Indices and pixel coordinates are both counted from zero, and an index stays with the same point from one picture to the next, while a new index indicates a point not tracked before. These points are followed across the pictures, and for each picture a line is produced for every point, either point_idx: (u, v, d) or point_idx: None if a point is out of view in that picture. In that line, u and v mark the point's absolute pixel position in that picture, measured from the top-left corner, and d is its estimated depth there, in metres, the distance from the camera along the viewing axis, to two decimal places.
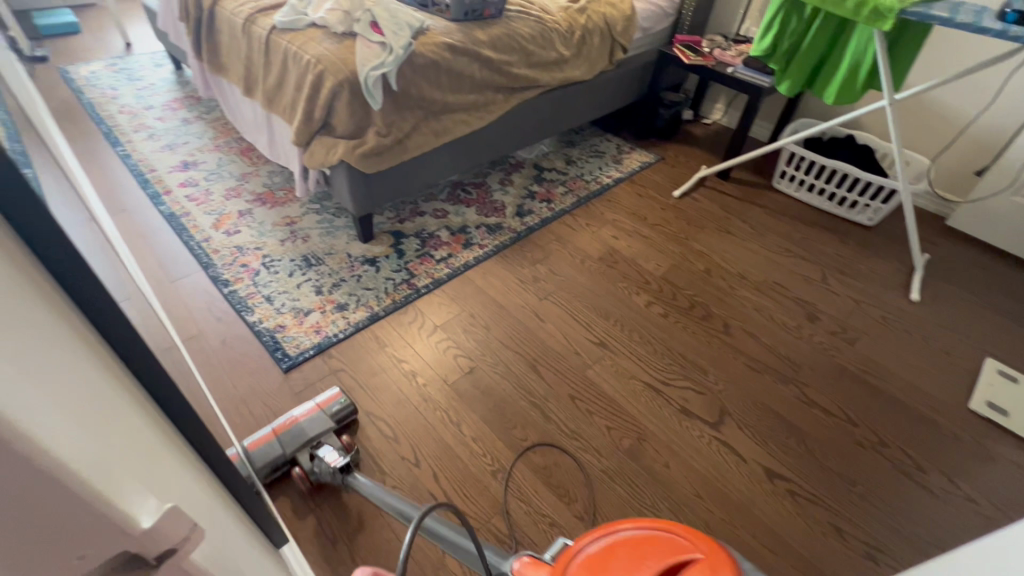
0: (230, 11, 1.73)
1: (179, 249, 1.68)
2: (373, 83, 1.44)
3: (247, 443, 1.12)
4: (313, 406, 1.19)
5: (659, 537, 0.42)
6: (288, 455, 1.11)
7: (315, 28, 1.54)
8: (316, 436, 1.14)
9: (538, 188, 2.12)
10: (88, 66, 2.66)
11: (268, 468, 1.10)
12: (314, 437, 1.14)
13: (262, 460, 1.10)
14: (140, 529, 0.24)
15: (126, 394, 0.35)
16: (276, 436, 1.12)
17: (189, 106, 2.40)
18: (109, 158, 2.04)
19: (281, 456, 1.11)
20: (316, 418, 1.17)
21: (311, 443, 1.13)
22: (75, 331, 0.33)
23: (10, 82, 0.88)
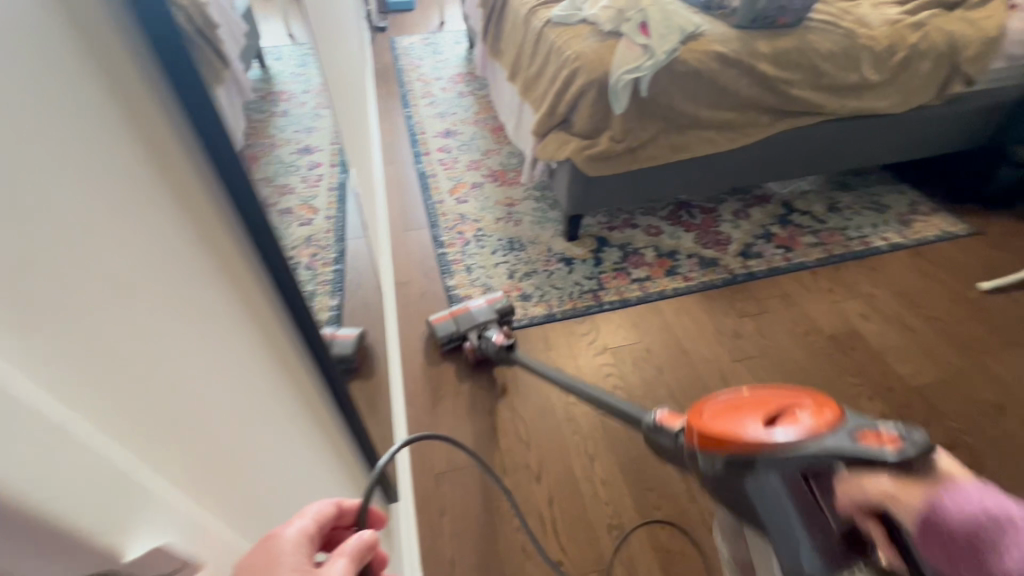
0: (519, 3, 1.87)
1: (419, 205, 1.95)
2: (622, 86, 1.39)
3: (433, 318, 1.43)
4: (483, 300, 1.43)
5: (771, 399, 0.55)
6: (461, 332, 1.37)
7: (585, 25, 1.55)
8: (484, 321, 1.38)
9: (778, 230, 1.79)
10: (410, 38, 3.25)
11: (446, 340, 1.40)
12: (482, 322, 1.38)
13: (443, 331, 1.39)
14: (126, 562, 0.22)
15: (192, 364, 0.35)
16: (454, 317, 1.40)
17: (467, 82, 2.73)
18: (398, 117, 2.48)
19: (455, 332, 1.38)
20: (483, 308, 1.41)
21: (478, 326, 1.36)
22: (178, 306, 0.34)
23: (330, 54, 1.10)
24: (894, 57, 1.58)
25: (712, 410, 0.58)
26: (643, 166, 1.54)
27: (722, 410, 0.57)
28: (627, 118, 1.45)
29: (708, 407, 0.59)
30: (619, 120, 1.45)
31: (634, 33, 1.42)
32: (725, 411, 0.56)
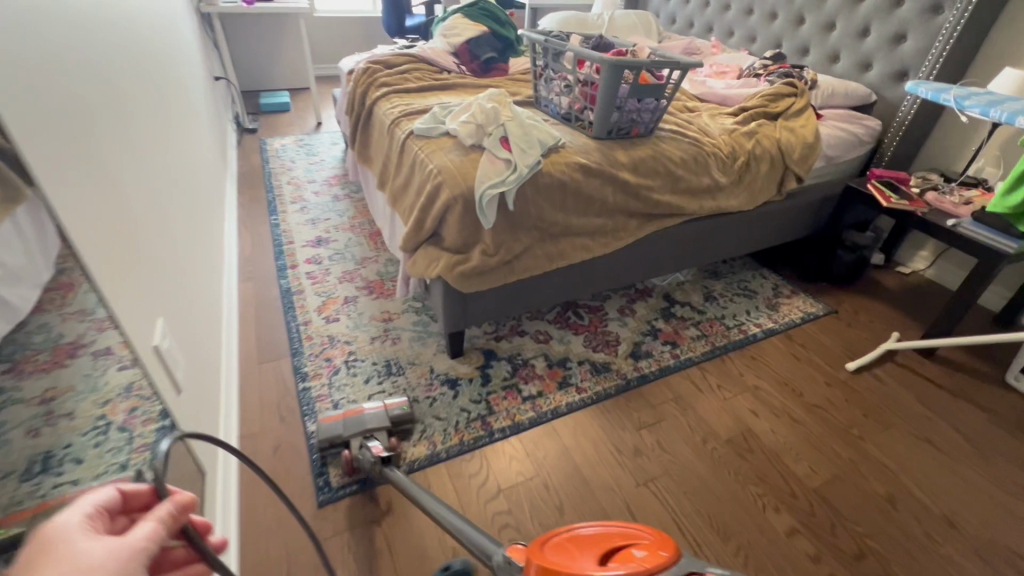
0: (383, 113, 1.81)
1: (279, 329, 1.70)
2: (488, 201, 1.32)
3: (324, 418, 1.29)
4: (381, 404, 1.31)
5: (613, 535, 0.48)
6: (344, 437, 1.23)
7: (447, 138, 1.50)
8: (372, 428, 1.25)
9: (663, 325, 1.79)
10: (282, 139, 3.11)
11: (326, 443, 1.24)
12: (371, 429, 1.24)
13: (324, 433, 1.24)
14: None
15: None
16: (342, 420, 1.26)
17: (343, 184, 2.60)
18: (263, 225, 2.25)
19: (339, 436, 1.23)
20: (378, 413, 1.29)
21: (365, 433, 1.23)
22: None
23: (116, 190, 0.89)
24: (737, 162, 1.72)
25: (554, 546, 0.49)
26: (520, 278, 1.46)
27: (566, 546, 0.49)
28: (497, 232, 1.38)
29: (553, 538, 0.50)
30: (489, 234, 1.37)
31: (496, 147, 1.38)
32: (565, 548, 0.48)
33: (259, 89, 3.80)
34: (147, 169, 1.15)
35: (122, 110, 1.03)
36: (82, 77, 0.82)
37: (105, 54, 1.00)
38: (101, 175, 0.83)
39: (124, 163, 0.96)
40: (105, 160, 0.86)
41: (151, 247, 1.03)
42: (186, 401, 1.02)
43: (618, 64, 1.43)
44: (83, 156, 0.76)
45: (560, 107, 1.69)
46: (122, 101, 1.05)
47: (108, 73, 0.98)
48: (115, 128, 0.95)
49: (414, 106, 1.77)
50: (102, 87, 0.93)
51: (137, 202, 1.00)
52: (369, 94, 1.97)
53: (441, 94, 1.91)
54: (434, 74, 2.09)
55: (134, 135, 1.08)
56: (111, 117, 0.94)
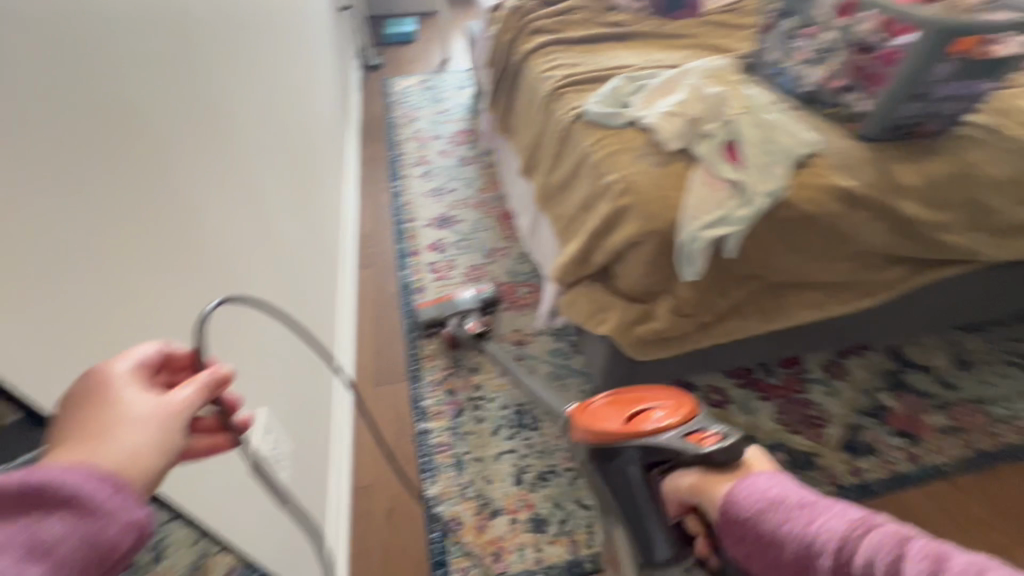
0: (538, 76, 1.38)
1: (397, 339, 1.46)
2: (700, 248, 0.89)
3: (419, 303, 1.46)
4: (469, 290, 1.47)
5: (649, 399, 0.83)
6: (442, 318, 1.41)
7: (635, 130, 1.05)
8: (466, 310, 1.42)
9: (891, 402, 1.29)
10: (406, 79, 2.78)
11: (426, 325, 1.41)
12: (464, 310, 1.42)
13: (424, 316, 1.42)
14: None
15: None
16: (437, 303, 1.43)
17: (471, 144, 2.24)
18: (383, 194, 2.00)
19: (437, 317, 1.41)
20: (469, 297, 1.44)
21: (460, 314, 1.40)
22: None
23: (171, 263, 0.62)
24: None
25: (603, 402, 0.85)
26: (717, 343, 1.04)
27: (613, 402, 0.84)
28: (699, 285, 0.96)
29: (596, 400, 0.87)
30: (687, 287, 0.95)
31: (716, 157, 0.92)
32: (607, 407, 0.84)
33: (385, 15, 3.45)
34: (240, 179, 0.87)
35: (191, 109, 0.73)
36: (88, 92, 0.51)
37: (162, 28, 0.69)
38: (131, 248, 0.54)
39: (187, 198, 0.68)
40: (141, 219, 0.57)
41: (235, 304, 0.77)
42: (289, 504, 0.80)
43: (954, 26, 0.85)
44: (79, 243, 0.47)
45: (801, 81, 1.13)
46: (195, 91, 0.76)
47: (163, 58, 0.68)
48: (173, 148, 0.66)
49: (581, 68, 1.32)
50: (148, 88, 0.63)
51: (211, 247, 0.73)
52: (519, 45, 1.54)
53: (614, 48, 1.42)
54: (602, 15, 1.58)
55: (214, 139, 0.80)
56: (161, 133, 0.64)
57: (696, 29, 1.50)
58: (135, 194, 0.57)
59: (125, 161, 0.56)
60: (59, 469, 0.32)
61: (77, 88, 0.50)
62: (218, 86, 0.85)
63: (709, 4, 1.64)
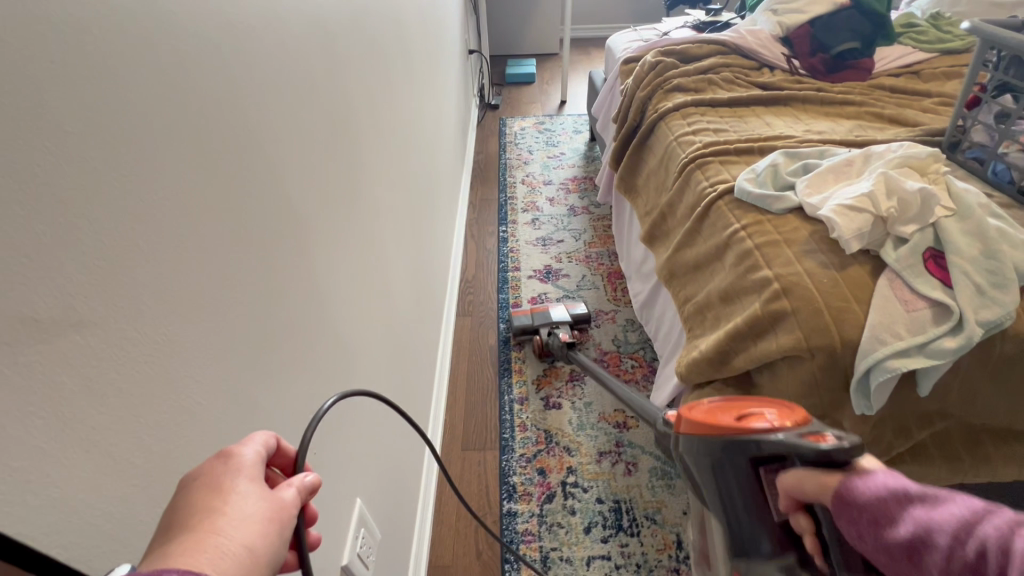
0: (676, 140, 1.28)
1: (491, 398, 1.39)
2: (884, 381, 0.72)
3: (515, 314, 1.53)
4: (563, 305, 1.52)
5: None
6: (534, 325, 1.47)
7: (799, 219, 0.90)
8: (557, 321, 1.47)
9: None
10: (523, 121, 2.81)
11: (518, 331, 1.48)
12: (557, 322, 1.46)
13: (518, 323, 1.49)
14: None
15: None
16: (531, 313, 1.50)
17: (583, 193, 2.17)
18: (490, 238, 1.98)
19: (529, 325, 1.48)
20: (560, 310, 1.51)
21: (552, 325, 1.45)
22: None
23: (303, 355, 0.58)
24: None
25: None
26: None
27: None
28: (873, 420, 0.78)
29: None
30: (858, 421, 0.78)
31: (914, 271, 0.75)
32: None
33: (508, 55, 3.55)
34: (372, 237, 0.86)
35: (341, 172, 0.73)
36: (265, 179, 0.50)
37: (331, 96, 0.69)
38: (277, 335, 0.52)
39: (329, 266, 0.67)
40: (292, 301, 0.55)
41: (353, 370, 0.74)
42: None
43: None
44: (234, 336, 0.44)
45: (1023, 174, 0.92)
46: (349, 155, 0.75)
47: (327, 125, 0.68)
48: (324, 216, 0.65)
49: (728, 136, 1.19)
50: (312, 158, 0.62)
51: (342, 314, 0.71)
52: (654, 103, 1.45)
53: (766, 114, 1.28)
54: (752, 75, 1.45)
55: (356, 201, 0.79)
56: (316, 204, 0.63)
57: (867, 95, 1.32)
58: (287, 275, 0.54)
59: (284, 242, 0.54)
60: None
61: (260, 178, 0.49)
62: (364, 145, 0.85)
63: (881, 65, 1.45)
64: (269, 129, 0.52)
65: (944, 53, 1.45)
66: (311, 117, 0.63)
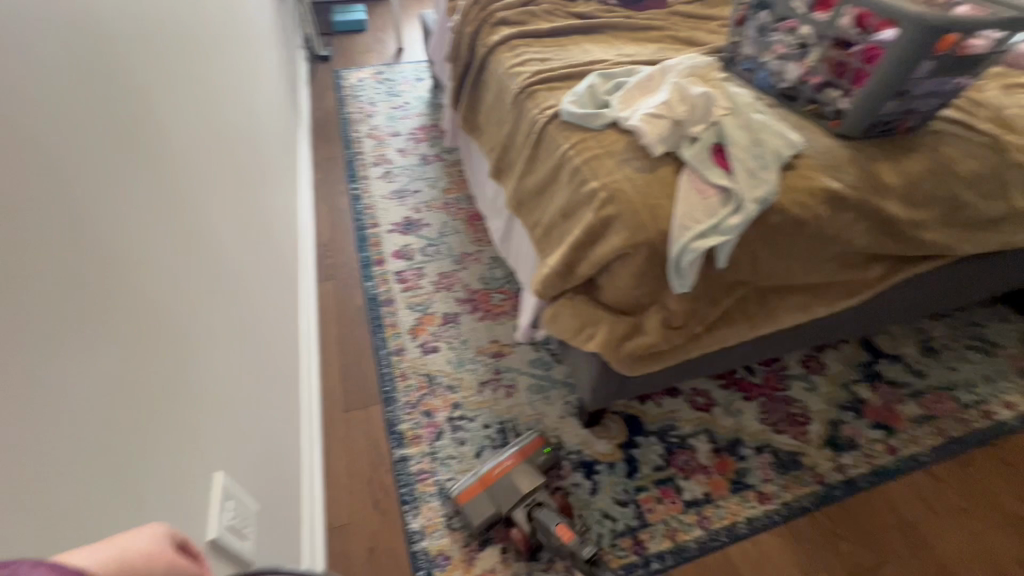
0: (507, 72, 1.30)
1: (367, 357, 1.37)
2: (690, 261, 0.85)
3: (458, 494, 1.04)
4: (517, 453, 1.07)
5: None
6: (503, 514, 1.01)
7: (617, 132, 0.99)
8: (532, 495, 1.02)
9: (868, 394, 1.30)
10: (359, 71, 2.62)
11: (484, 525, 1.01)
12: (529, 494, 1.02)
13: (477, 515, 1.01)
14: None
15: None
16: (486, 491, 1.03)
17: (433, 142, 2.13)
18: (341, 198, 1.87)
19: (496, 514, 1.01)
20: (520, 468, 1.06)
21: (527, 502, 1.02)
22: None
23: (117, 325, 0.51)
24: None
25: None
26: (707, 352, 1.01)
27: None
28: (690, 296, 0.92)
29: None
30: (679, 299, 0.91)
31: (705, 164, 0.88)
32: None
33: None
34: (186, 197, 0.76)
35: (127, 121, 0.62)
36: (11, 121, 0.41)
37: (96, 29, 0.58)
38: (68, 308, 0.44)
39: (134, 228, 0.59)
40: (81, 268, 0.47)
41: (190, 341, 0.67)
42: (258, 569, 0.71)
43: (943, 25, 0.82)
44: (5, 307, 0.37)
45: (779, 78, 1.11)
46: (132, 98, 0.64)
47: (94, 62, 0.56)
48: (109, 171, 0.55)
49: (553, 64, 1.25)
50: (80, 102, 0.52)
51: (161, 282, 0.63)
52: (483, 38, 1.45)
53: (584, 42, 1.35)
54: (570, 5, 1.51)
55: (155, 158, 0.68)
56: (98, 159, 0.53)
57: (666, 21, 1.46)
58: (68, 239, 0.46)
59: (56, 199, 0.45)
60: (25, 566, 0.21)
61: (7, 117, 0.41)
62: (154, 89, 0.73)
63: None
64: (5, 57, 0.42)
65: None
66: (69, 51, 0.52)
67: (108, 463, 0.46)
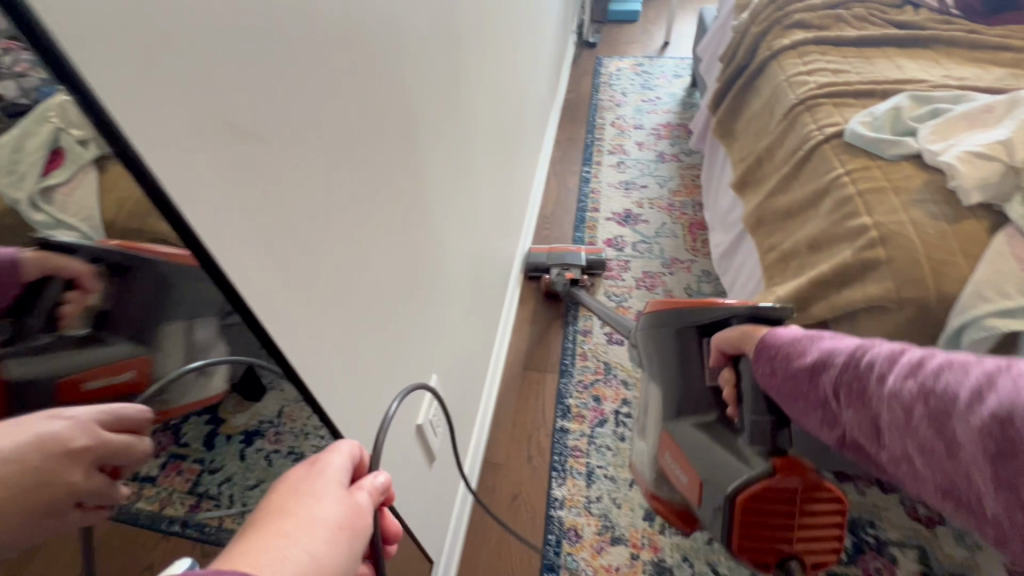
0: (787, 80, 1.19)
1: (556, 328, 1.45)
2: (975, 341, 0.69)
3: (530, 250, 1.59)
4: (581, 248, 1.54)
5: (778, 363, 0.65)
6: (546, 266, 1.52)
7: (916, 167, 0.83)
8: (570, 263, 1.50)
9: None
10: (620, 61, 2.68)
11: (532, 268, 1.54)
12: (569, 263, 1.50)
13: (531, 261, 1.54)
14: None
15: None
16: (547, 253, 1.54)
17: (675, 140, 2.08)
18: (572, 177, 1.98)
19: (541, 264, 1.53)
20: (577, 255, 1.52)
21: (563, 265, 1.49)
22: None
23: (401, 236, 0.66)
24: None
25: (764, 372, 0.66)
26: None
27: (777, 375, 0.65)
28: None
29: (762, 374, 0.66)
30: None
31: None
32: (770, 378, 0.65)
33: None
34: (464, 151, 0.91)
35: (438, 67, 0.75)
36: (363, 45, 0.53)
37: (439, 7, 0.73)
38: (369, 201, 0.57)
39: (426, 162, 0.74)
40: (388, 188, 0.62)
41: (437, 259, 0.81)
42: (437, 466, 0.85)
43: None
44: (344, 205, 0.53)
45: None
46: (449, 58, 0.79)
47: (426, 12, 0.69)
48: (418, 104, 0.69)
49: (849, 78, 1.10)
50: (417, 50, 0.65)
51: (434, 207, 0.77)
52: (769, 40, 1.34)
53: (899, 56, 1.15)
54: (893, 12, 1.29)
55: (449, 100, 0.81)
56: (411, 89, 0.66)
57: None
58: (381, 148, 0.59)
59: (378, 112, 0.58)
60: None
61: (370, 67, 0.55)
62: (466, 59, 0.88)
63: None
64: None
65: None
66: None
67: (376, 335, 0.61)
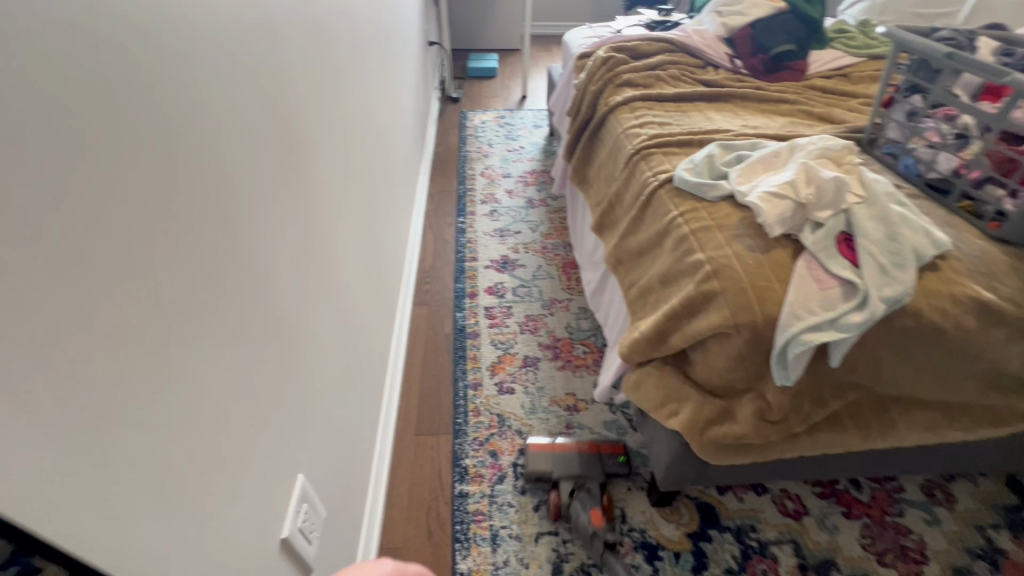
0: (624, 133, 1.32)
1: (446, 387, 1.40)
2: (797, 356, 0.78)
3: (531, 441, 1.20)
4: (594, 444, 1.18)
5: None
6: (554, 476, 1.13)
7: (732, 206, 0.96)
8: (586, 475, 1.12)
9: (1009, 545, 1.08)
10: (484, 114, 2.82)
11: (533, 475, 1.15)
12: (584, 478, 1.12)
13: (534, 465, 1.15)
14: None
15: None
16: (551, 455, 1.16)
17: (541, 187, 2.21)
18: (448, 229, 1.99)
19: (548, 473, 1.14)
20: (586, 455, 1.16)
21: (578, 481, 1.11)
22: None
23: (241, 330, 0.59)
24: None
25: None
26: (804, 455, 0.91)
27: None
28: (793, 391, 0.84)
29: None
30: (779, 393, 0.84)
31: (828, 252, 0.81)
32: None
33: (469, 49, 3.55)
34: (318, 221, 0.86)
35: (274, 137, 0.69)
36: (175, 122, 0.46)
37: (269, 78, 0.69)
38: (205, 298, 0.50)
39: (271, 240, 0.68)
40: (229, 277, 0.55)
41: (294, 341, 0.74)
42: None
43: None
44: (175, 303, 0.45)
45: (928, 167, 1.01)
46: (289, 131, 0.75)
47: (253, 81, 0.63)
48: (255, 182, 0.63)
49: (672, 129, 1.25)
50: (242, 126, 0.60)
51: (283, 292, 0.70)
52: (605, 97, 1.49)
53: (708, 109, 1.34)
54: (698, 72, 1.52)
55: (292, 173, 0.75)
56: (239, 163, 0.58)
57: (800, 95, 1.41)
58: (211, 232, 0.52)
59: (201, 194, 0.50)
60: None
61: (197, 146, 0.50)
62: (311, 128, 0.85)
63: (815, 68, 1.55)
64: (181, 64, 0.47)
65: (871, 58, 1.57)
66: (235, 66, 0.59)
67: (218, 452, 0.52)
